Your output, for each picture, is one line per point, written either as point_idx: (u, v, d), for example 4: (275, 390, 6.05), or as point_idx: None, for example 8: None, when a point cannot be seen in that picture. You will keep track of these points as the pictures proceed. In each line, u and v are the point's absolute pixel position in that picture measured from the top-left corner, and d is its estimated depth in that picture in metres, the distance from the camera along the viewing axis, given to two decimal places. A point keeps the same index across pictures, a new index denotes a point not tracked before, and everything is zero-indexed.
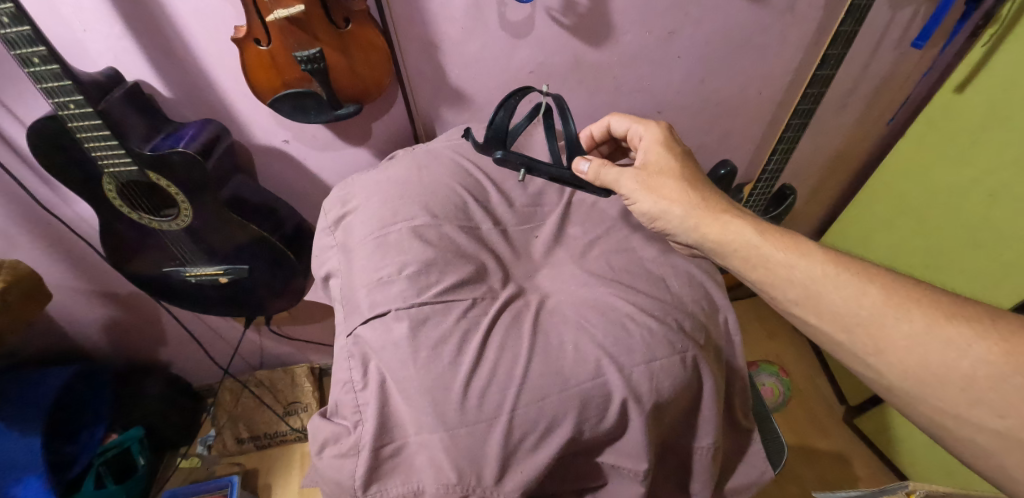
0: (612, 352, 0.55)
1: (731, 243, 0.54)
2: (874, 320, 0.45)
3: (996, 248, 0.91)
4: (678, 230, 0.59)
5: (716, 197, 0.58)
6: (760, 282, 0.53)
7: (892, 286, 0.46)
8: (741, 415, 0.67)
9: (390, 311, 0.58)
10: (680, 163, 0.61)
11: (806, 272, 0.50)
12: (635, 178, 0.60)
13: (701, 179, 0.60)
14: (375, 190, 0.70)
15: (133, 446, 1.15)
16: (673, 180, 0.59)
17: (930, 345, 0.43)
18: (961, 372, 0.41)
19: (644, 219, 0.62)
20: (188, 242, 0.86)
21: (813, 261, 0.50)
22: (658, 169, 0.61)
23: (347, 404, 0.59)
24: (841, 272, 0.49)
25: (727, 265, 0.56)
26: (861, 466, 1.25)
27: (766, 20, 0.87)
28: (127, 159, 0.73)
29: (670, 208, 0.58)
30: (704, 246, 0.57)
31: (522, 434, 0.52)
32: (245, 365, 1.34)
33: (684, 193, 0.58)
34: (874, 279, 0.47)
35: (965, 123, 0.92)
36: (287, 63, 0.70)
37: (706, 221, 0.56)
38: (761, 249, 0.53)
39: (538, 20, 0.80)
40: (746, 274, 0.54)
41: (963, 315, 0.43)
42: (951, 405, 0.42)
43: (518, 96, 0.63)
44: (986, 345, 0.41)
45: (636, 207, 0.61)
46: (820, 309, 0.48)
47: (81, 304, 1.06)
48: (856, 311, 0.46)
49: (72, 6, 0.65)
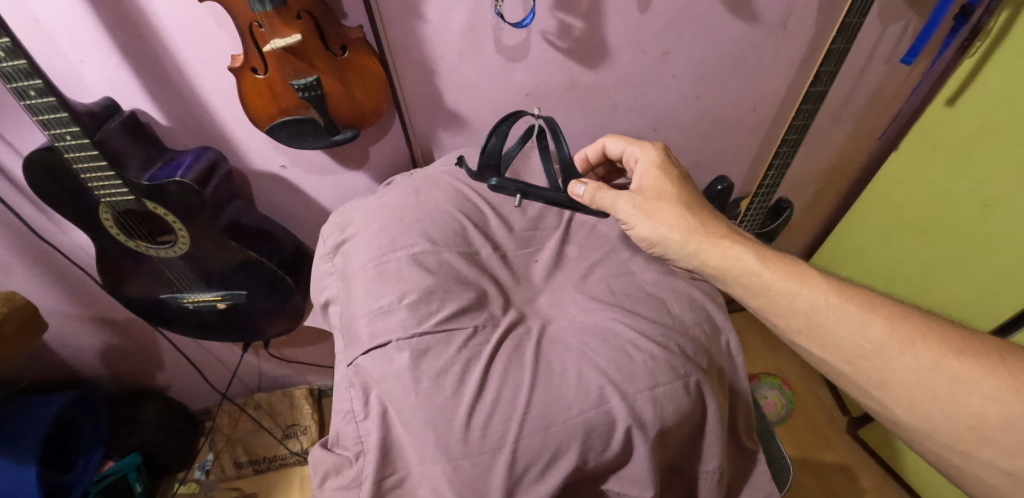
0: (615, 378, 0.55)
1: (732, 270, 0.54)
2: (879, 354, 0.46)
3: (991, 265, 0.92)
4: (678, 256, 0.59)
5: (715, 221, 0.58)
6: (761, 309, 0.53)
7: (897, 318, 0.46)
8: (746, 436, 0.67)
9: (391, 341, 0.58)
10: (677, 187, 0.62)
11: (809, 301, 0.50)
12: (633, 205, 0.60)
13: (699, 203, 0.60)
14: (371, 217, 0.70)
15: (131, 474, 1.14)
16: (672, 206, 0.59)
17: (937, 381, 0.43)
18: (969, 410, 0.41)
19: (644, 244, 0.62)
20: (186, 269, 0.86)
21: (816, 290, 0.50)
22: (656, 194, 0.61)
23: (349, 434, 0.59)
24: (844, 301, 0.49)
25: (729, 292, 0.56)
26: (866, 478, 1.25)
27: (759, 38, 0.88)
28: (124, 189, 0.73)
29: (669, 234, 0.58)
30: (704, 271, 0.57)
31: (527, 465, 0.51)
32: (242, 388, 1.33)
33: (683, 219, 0.58)
34: (878, 311, 0.47)
35: (956, 136, 0.93)
36: (284, 91, 0.70)
37: (707, 247, 0.56)
38: (763, 276, 0.52)
39: (533, 44, 0.80)
40: (747, 301, 0.54)
41: (970, 350, 0.43)
42: (960, 444, 0.42)
43: (509, 122, 0.63)
44: (994, 383, 0.41)
45: (635, 231, 0.61)
46: (823, 340, 0.49)
47: (77, 331, 1.05)
48: (861, 344, 0.47)
49: (69, 37, 0.65)
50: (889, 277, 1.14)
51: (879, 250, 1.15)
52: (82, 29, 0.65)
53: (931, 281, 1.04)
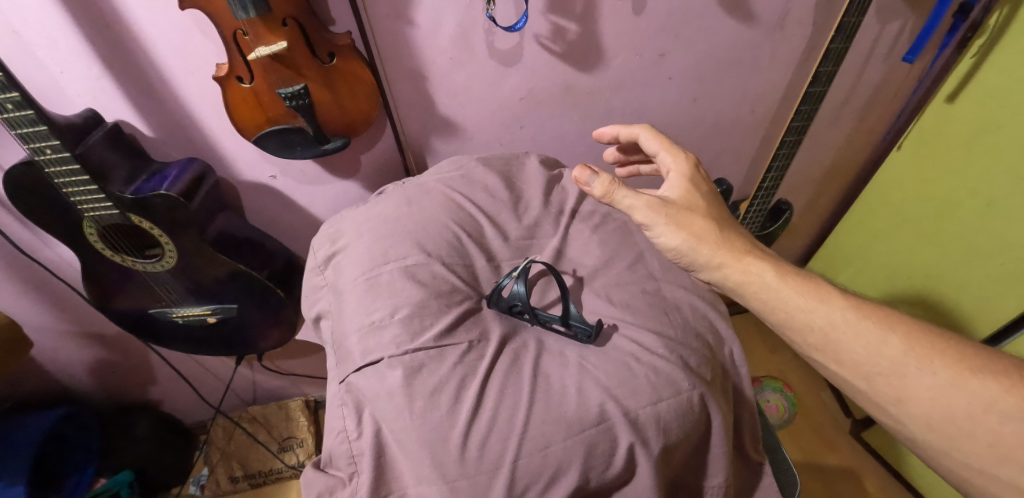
0: (616, 394, 0.53)
1: (752, 286, 0.52)
2: (895, 370, 0.46)
3: (989, 267, 0.91)
4: (701, 268, 0.56)
5: (741, 237, 0.55)
6: (776, 325, 0.52)
7: (913, 337, 0.47)
8: (751, 447, 0.65)
9: (383, 358, 0.56)
10: (709, 201, 0.57)
11: (826, 317, 0.49)
12: (660, 213, 0.55)
13: (727, 220, 0.57)
14: (362, 228, 0.68)
15: (122, 491, 1.13)
16: (703, 219, 0.55)
17: (954, 399, 0.43)
18: (988, 428, 0.42)
19: (665, 253, 0.58)
20: (174, 283, 0.84)
21: (833, 306, 0.50)
22: (688, 205, 0.56)
23: (342, 454, 0.57)
24: (862, 318, 0.49)
25: (745, 306, 0.54)
26: (871, 481, 1.23)
27: (755, 39, 0.87)
28: (108, 203, 0.71)
29: (696, 248, 0.55)
30: (723, 285, 0.55)
31: (526, 486, 0.49)
32: (236, 401, 1.31)
33: (713, 233, 0.55)
34: (895, 329, 0.48)
35: (957, 134, 0.91)
36: (271, 100, 0.68)
37: (732, 262, 0.53)
38: (781, 293, 0.51)
39: (527, 48, 0.79)
40: (763, 316, 0.53)
41: (988, 369, 0.44)
42: (979, 462, 0.43)
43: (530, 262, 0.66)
44: (1013, 401, 0.42)
45: (657, 239, 0.56)
46: (840, 357, 0.48)
47: (65, 346, 1.02)
48: (877, 360, 0.47)
49: (48, 47, 0.63)
50: (888, 279, 1.12)
51: (881, 252, 1.13)
52: (60, 39, 0.63)
53: (930, 282, 1.03)
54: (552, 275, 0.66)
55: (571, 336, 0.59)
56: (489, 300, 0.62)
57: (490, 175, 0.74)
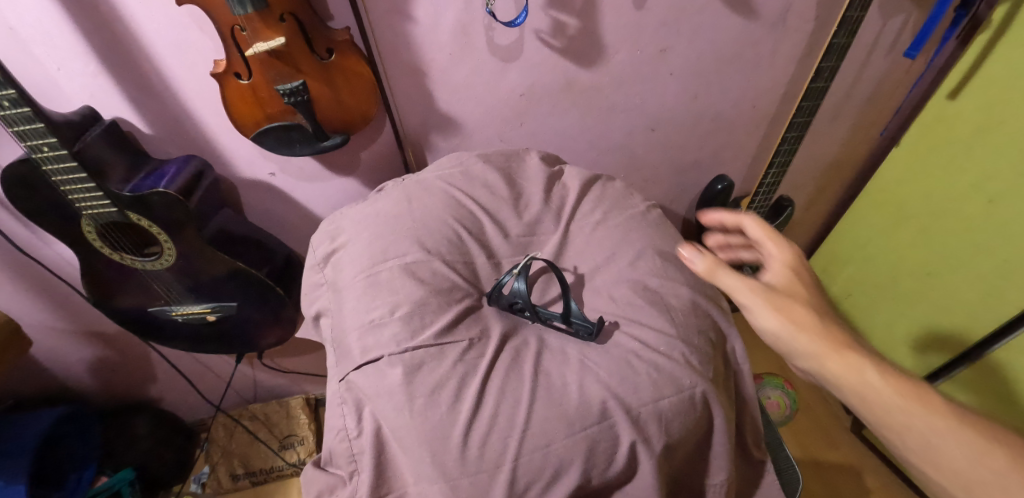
0: (618, 392, 0.52)
1: (845, 375, 0.48)
2: (973, 471, 0.43)
3: (994, 264, 0.91)
4: (797, 357, 0.51)
5: (839, 325, 0.51)
6: (849, 401, 0.49)
7: (983, 430, 0.44)
8: (754, 444, 0.65)
9: (383, 356, 0.55)
10: (810, 291, 0.54)
11: (904, 403, 0.46)
12: (763, 297, 0.52)
13: (835, 316, 0.53)
14: (362, 226, 0.68)
15: (123, 489, 1.12)
16: (808, 308, 0.52)
17: None
18: None
19: (761, 335, 0.54)
20: (173, 281, 0.83)
21: (909, 389, 0.46)
22: (791, 293, 0.53)
23: (342, 453, 0.57)
24: (937, 407, 0.46)
25: (827, 387, 0.50)
26: (872, 477, 1.23)
27: (757, 34, 0.86)
28: (105, 200, 0.70)
29: (799, 339, 0.50)
30: (814, 369, 0.51)
31: (526, 484, 0.49)
32: (237, 399, 1.31)
33: (817, 322, 0.51)
34: (971, 423, 0.45)
35: (959, 129, 0.91)
36: (270, 96, 0.68)
37: (834, 351, 0.49)
38: (863, 376, 0.47)
39: (527, 43, 0.78)
40: (837, 391, 0.49)
41: None
42: None
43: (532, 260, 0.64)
44: None
45: (755, 321, 0.53)
46: (911, 445, 0.45)
47: (64, 345, 1.02)
48: (953, 454, 0.44)
49: (45, 44, 0.63)
50: (890, 275, 1.12)
51: (883, 248, 1.13)
52: (56, 35, 0.62)
53: (934, 279, 1.02)
54: (552, 272, 0.65)
55: (572, 334, 0.58)
56: (489, 297, 0.62)
57: (490, 171, 0.74)
